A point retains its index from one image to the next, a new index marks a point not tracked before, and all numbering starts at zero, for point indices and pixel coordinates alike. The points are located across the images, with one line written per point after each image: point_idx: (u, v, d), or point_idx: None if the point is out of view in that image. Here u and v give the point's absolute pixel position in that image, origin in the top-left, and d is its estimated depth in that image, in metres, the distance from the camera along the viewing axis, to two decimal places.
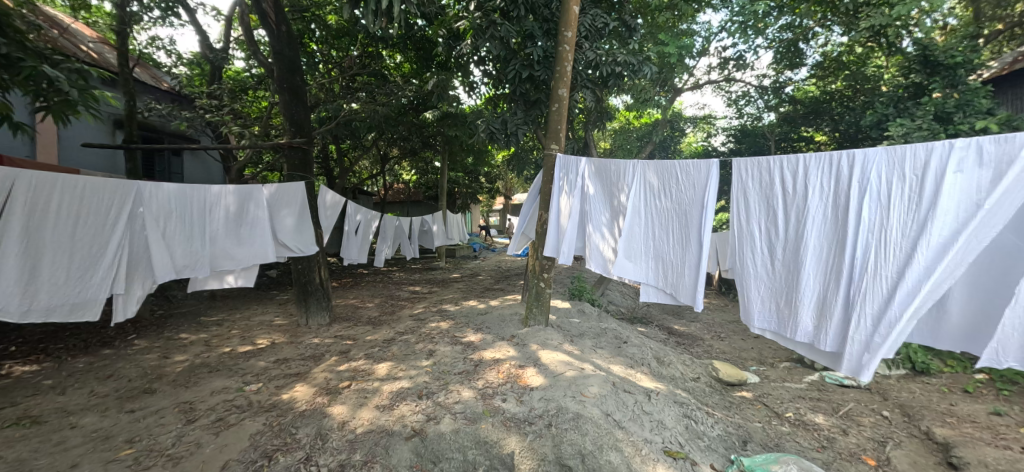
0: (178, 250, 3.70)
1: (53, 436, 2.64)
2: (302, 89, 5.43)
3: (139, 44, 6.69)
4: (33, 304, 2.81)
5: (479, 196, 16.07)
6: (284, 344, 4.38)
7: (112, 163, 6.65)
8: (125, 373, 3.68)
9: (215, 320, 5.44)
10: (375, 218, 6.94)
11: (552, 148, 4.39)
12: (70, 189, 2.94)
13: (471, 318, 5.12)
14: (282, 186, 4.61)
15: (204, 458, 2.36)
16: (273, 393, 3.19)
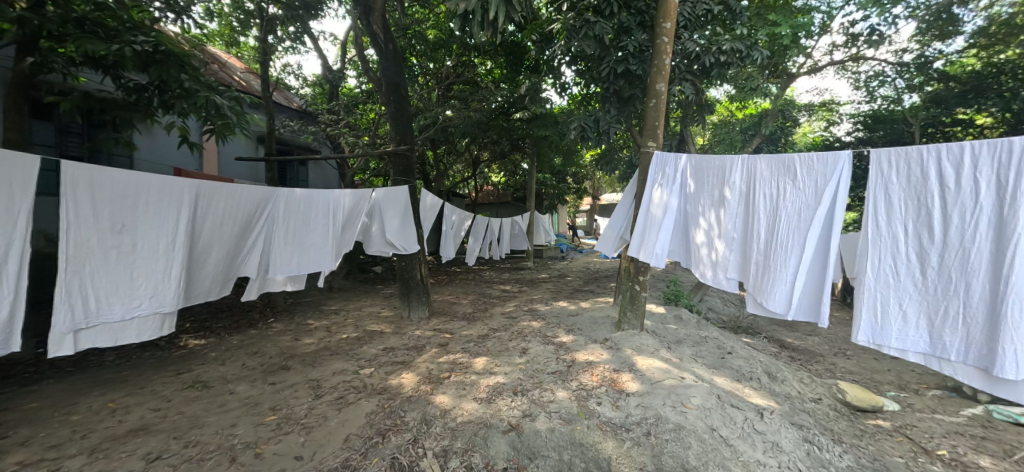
0: (304, 245, 4.26)
1: (218, 399, 3.19)
2: (406, 100, 5.90)
3: (276, 71, 7.82)
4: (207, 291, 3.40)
5: (567, 197, 16.00)
6: (390, 334, 4.79)
7: (256, 173, 7.86)
8: (267, 351, 4.32)
9: (334, 309, 6.14)
10: (468, 219, 7.25)
11: (649, 145, 4.21)
12: (230, 195, 3.49)
13: (561, 319, 5.11)
14: (389, 189, 5.01)
15: (330, 430, 2.67)
16: (383, 378, 3.51)
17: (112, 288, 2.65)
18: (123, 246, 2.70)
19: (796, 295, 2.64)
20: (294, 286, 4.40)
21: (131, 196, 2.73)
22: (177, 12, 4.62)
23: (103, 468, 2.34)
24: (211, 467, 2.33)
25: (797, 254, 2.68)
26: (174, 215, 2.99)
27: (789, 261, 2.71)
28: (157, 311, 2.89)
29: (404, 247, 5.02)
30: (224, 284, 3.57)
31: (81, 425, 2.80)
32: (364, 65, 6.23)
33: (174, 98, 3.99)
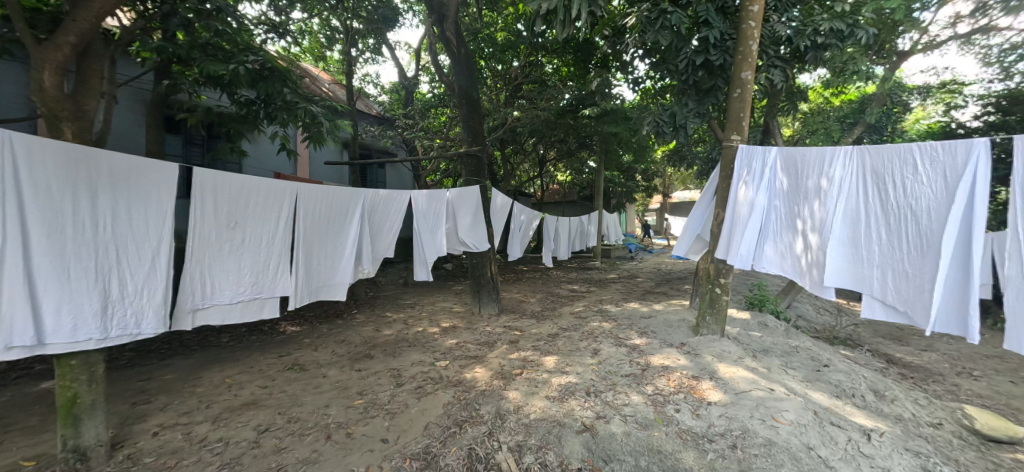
0: (382, 240, 4.51)
1: (312, 381, 3.51)
2: (477, 102, 6.07)
3: (359, 81, 8.43)
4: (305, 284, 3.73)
5: (635, 196, 15.47)
6: (462, 329, 4.96)
7: (341, 176, 8.53)
8: (352, 339, 4.68)
9: (410, 303, 6.50)
10: (536, 218, 7.28)
11: (733, 138, 3.97)
12: (324, 195, 3.80)
13: (633, 321, 4.95)
14: (462, 189, 5.21)
15: (411, 417, 2.83)
16: (458, 371, 3.64)
17: (224, 278, 3.00)
18: (236, 241, 3.06)
19: (937, 306, 2.33)
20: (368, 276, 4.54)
21: (243, 196, 3.08)
22: (279, 33, 5.17)
23: (224, 435, 2.68)
24: (310, 442, 2.57)
25: (933, 259, 2.38)
26: (276, 214, 3.34)
27: (923, 268, 2.42)
28: (256, 296, 3.23)
29: (478, 245, 5.26)
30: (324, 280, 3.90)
31: (205, 396, 3.24)
32: (437, 70, 6.50)
33: (278, 109, 4.48)
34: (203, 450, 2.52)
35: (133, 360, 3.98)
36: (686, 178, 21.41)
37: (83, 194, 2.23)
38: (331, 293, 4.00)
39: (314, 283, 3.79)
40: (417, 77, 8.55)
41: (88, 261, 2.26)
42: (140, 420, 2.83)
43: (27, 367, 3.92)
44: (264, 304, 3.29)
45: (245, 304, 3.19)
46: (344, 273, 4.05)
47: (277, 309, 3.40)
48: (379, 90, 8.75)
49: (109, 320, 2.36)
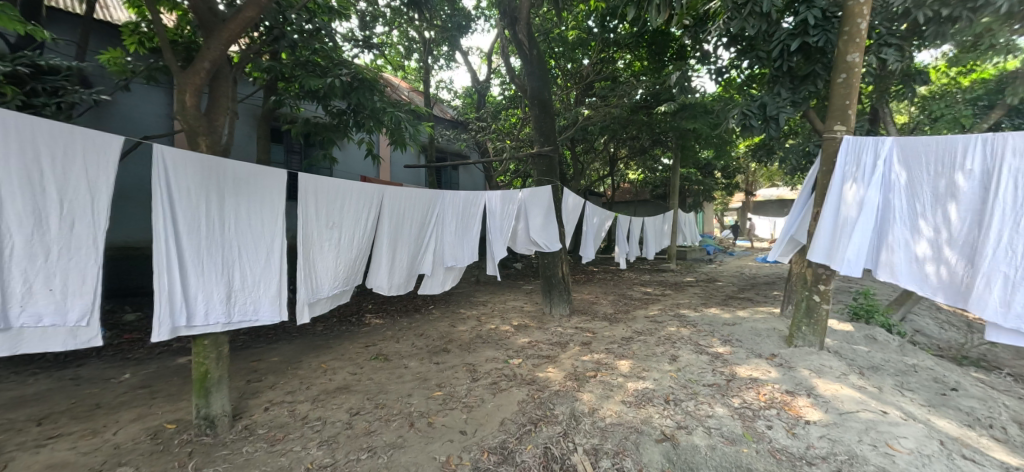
0: (464, 242, 4.70)
1: (396, 370, 3.76)
2: (550, 102, 6.08)
3: (434, 88, 8.84)
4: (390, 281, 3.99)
5: (714, 194, 14.50)
6: (534, 328, 5.01)
7: (418, 178, 9.02)
8: (430, 333, 4.94)
9: (482, 300, 6.69)
10: (608, 218, 7.12)
11: (836, 129, 3.59)
12: (407, 198, 4.01)
13: (715, 327, 4.65)
14: (534, 189, 5.22)
15: (488, 412, 2.92)
16: (531, 370, 3.68)
17: (324, 274, 3.29)
18: (334, 240, 3.36)
19: None
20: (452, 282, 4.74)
21: (337, 200, 3.35)
22: (366, 47, 5.59)
23: (322, 414, 2.96)
24: (395, 427, 2.75)
25: None
26: (366, 214, 3.63)
27: None
28: (344, 289, 3.52)
29: (550, 245, 5.23)
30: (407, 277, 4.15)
31: (306, 378, 3.61)
32: (509, 72, 6.60)
33: (367, 117, 4.85)
34: (305, 426, 2.80)
35: (247, 343, 4.55)
36: (774, 175, 19.60)
37: (214, 200, 2.59)
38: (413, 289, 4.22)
39: (397, 277, 4.04)
40: (489, 80, 8.77)
41: (217, 257, 2.62)
42: (254, 396, 3.23)
43: (168, 344, 4.66)
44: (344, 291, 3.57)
45: (337, 297, 3.49)
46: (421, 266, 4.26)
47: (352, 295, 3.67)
48: (453, 95, 9.12)
49: (233, 307, 2.71)
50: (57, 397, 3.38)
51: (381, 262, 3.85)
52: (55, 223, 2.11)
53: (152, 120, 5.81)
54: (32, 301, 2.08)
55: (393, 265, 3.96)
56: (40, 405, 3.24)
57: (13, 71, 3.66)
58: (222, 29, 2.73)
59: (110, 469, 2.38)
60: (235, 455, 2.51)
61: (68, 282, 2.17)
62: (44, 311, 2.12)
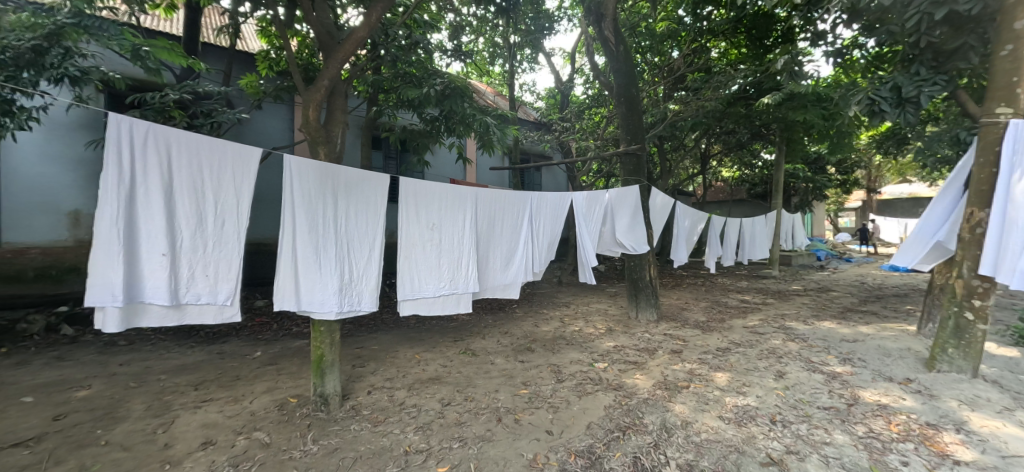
0: (551, 242, 4.70)
1: (483, 366, 3.90)
2: (637, 98, 5.86)
3: (519, 91, 9.02)
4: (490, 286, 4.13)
5: (827, 192, 12.85)
6: (620, 333, 4.87)
7: (503, 180, 9.27)
8: (514, 331, 5.04)
9: (565, 302, 6.66)
10: (700, 221, 6.69)
11: (1000, 113, 2.98)
12: (497, 200, 4.12)
13: (831, 343, 4.13)
14: (621, 190, 5.07)
15: (574, 414, 2.90)
16: (618, 375, 3.58)
17: (427, 275, 3.54)
18: (435, 242, 3.59)
19: None
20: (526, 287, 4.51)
21: (434, 203, 3.58)
22: (457, 56, 5.88)
23: (417, 402, 3.17)
24: (484, 421, 2.85)
25: None
26: (463, 218, 3.80)
27: None
28: (453, 293, 3.72)
29: (637, 246, 5.04)
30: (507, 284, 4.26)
31: (402, 367, 3.90)
32: (594, 70, 6.48)
33: (458, 122, 5.10)
34: (402, 412, 3.02)
35: (352, 331, 5.05)
36: (906, 167, 16.78)
37: (329, 202, 2.91)
38: (511, 293, 4.31)
39: (495, 281, 4.17)
40: (573, 80, 8.71)
41: (331, 252, 2.92)
42: (360, 380, 3.56)
43: (290, 328, 5.35)
44: (460, 299, 3.79)
45: (445, 299, 3.70)
46: (519, 272, 4.31)
47: (469, 304, 3.86)
48: (536, 97, 9.24)
49: (344, 298, 3.00)
50: (208, 367, 4.06)
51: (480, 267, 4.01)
52: (210, 220, 2.53)
53: (279, 133, 6.71)
54: (193, 283, 2.51)
55: (488, 269, 4.09)
56: (197, 372, 3.91)
57: (182, 98, 4.54)
58: (339, 51, 3.08)
59: (248, 433, 2.79)
60: (345, 431, 2.79)
61: (218, 270, 2.58)
62: (200, 292, 2.54)
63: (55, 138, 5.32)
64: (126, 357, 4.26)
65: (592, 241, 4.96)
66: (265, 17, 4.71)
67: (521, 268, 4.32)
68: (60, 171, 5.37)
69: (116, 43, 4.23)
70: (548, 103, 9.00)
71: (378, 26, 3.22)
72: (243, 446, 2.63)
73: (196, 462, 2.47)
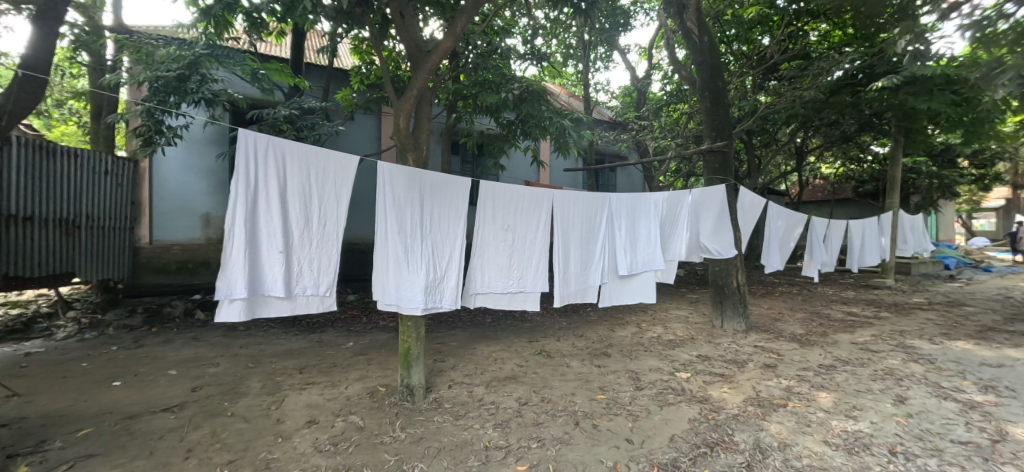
0: (637, 247, 4.49)
1: (559, 368, 3.90)
2: (723, 91, 5.49)
3: (593, 91, 8.89)
4: (571, 291, 4.03)
5: (958, 190, 11.02)
6: (703, 342, 4.59)
7: (576, 181, 9.21)
8: (589, 335, 4.97)
9: (641, 307, 6.44)
10: (797, 224, 6.10)
11: None
12: (576, 202, 4.06)
13: (968, 367, 3.53)
14: (705, 190, 4.77)
15: (655, 425, 2.78)
16: (703, 387, 3.38)
17: (497, 271, 3.63)
18: (508, 242, 3.66)
19: None
20: (648, 299, 4.60)
21: (509, 204, 3.66)
22: (533, 59, 5.94)
23: (495, 399, 3.26)
24: (562, 423, 2.85)
25: None
26: (537, 218, 3.82)
27: None
28: (520, 291, 3.74)
29: (725, 249, 4.77)
30: (585, 289, 4.14)
31: (480, 364, 4.02)
32: (674, 65, 6.19)
33: (535, 125, 5.17)
34: (482, 407, 3.12)
35: (433, 327, 5.33)
36: None
37: (416, 204, 3.09)
38: (589, 298, 4.17)
39: (574, 286, 4.06)
40: (650, 76, 8.39)
41: (418, 251, 3.09)
42: (441, 374, 3.74)
43: (377, 321, 5.78)
44: (525, 297, 3.80)
45: (511, 295, 3.74)
46: (596, 276, 4.18)
47: (536, 303, 3.84)
48: (610, 97, 9.09)
49: (429, 295, 3.15)
50: (310, 353, 4.52)
51: (562, 272, 3.95)
52: (315, 221, 2.82)
53: (368, 141, 7.28)
54: (302, 278, 2.82)
55: (565, 272, 3.97)
56: (301, 357, 4.38)
57: (290, 114, 5.16)
58: (426, 62, 3.27)
59: (345, 415, 3.06)
60: (429, 422, 2.95)
61: (321, 266, 2.87)
62: (307, 285, 2.84)
63: (194, 152, 6.28)
64: (245, 341, 4.89)
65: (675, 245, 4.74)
66: (359, 36, 5.16)
67: (601, 273, 4.20)
68: (195, 179, 6.33)
69: (240, 69, 5.11)
70: (624, 102, 8.76)
71: (462, 36, 3.36)
72: (341, 427, 2.90)
73: (303, 438, 2.77)
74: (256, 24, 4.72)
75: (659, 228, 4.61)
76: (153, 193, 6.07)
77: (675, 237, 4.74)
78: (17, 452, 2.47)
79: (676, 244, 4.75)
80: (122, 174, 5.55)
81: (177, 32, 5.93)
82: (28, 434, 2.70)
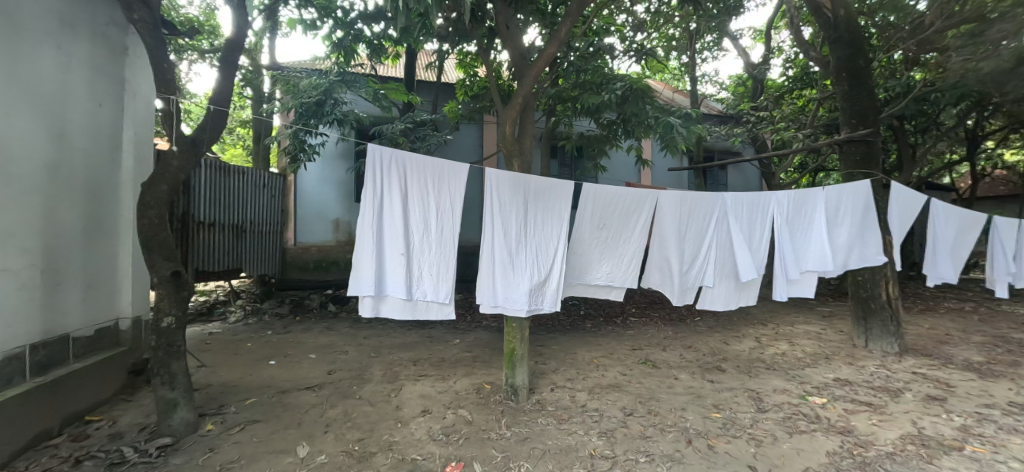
0: (752, 250, 4.01)
1: (666, 379, 3.69)
2: (866, 71, 4.70)
3: (699, 83, 8.28)
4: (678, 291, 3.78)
5: None
6: (842, 364, 3.98)
7: (682, 181, 8.67)
8: (699, 347, 4.63)
9: (761, 320, 5.81)
10: (974, 227, 5.01)
11: None
12: (683, 201, 3.81)
13: None
14: (846, 187, 4.09)
15: (784, 454, 2.48)
16: (843, 416, 2.94)
17: (587, 264, 3.58)
18: (601, 239, 3.58)
19: None
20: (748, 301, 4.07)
21: (610, 204, 3.58)
22: (634, 54, 5.71)
23: (599, 407, 3.19)
24: (672, 440, 2.69)
25: None
26: (636, 218, 3.67)
27: None
28: (608, 284, 3.62)
29: (869, 257, 4.11)
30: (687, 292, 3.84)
31: (582, 369, 3.98)
32: (800, 46, 5.47)
33: (639, 123, 4.97)
34: (585, 414, 3.09)
35: (533, 329, 5.42)
36: None
37: (520, 206, 3.18)
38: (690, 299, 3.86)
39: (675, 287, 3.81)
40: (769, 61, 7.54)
41: (522, 254, 3.17)
42: (543, 376, 3.79)
43: (480, 320, 6.06)
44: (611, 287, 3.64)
45: (596, 287, 3.65)
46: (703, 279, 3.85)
47: (621, 293, 3.68)
48: (719, 88, 8.44)
49: (532, 298, 3.20)
50: (422, 347, 4.91)
51: (654, 270, 3.86)
52: (434, 229, 3.07)
53: (472, 149, 7.69)
54: (422, 283, 3.06)
55: (652, 264, 3.86)
56: (414, 350, 4.77)
57: (405, 128, 5.68)
58: (531, 70, 3.35)
59: (454, 408, 3.26)
60: (533, 423, 3.00)
61: (441, 272, 3.08)
62: (427, 290, 3.07)
63: (328, 165, 7.24)
64: (369, 333, 5.49)
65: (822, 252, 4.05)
66: (465, 50, 5.48)
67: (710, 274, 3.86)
68: (330, 190, 7.29)
69: (364, 91, 5.74)
70: (736, 93, 8.02)
71: (566, 41, 3.39)
72: (452, 419, 3.09)
73: (419, 426, 3.01)
74: (375, 49, 5.27)
75: (785, 233, 4.04)
76: (297, 203, 7.15)
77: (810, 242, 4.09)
78: (207, 412, 3.08)
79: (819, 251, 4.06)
80: (274, 187, 6.62)
81: (315, 64, 6.91)
82: (213, 398, 3.36)
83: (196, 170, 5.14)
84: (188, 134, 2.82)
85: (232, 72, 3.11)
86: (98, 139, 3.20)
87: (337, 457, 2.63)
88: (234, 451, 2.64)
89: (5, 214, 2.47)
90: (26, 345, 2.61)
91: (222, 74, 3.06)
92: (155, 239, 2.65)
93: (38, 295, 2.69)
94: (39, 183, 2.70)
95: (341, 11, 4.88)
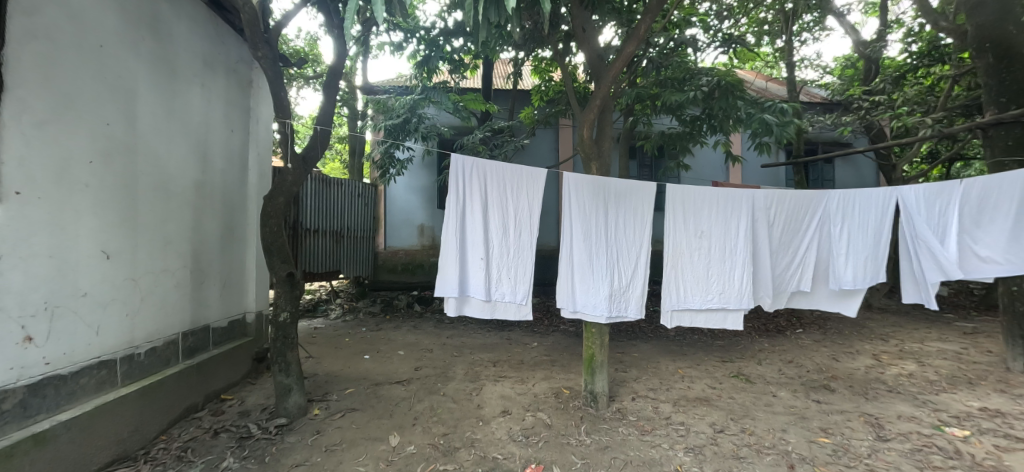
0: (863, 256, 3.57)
1: (762, 396, 3.39)
2: (1019, 37, 3.91)
3: (798, 68, 7.46)
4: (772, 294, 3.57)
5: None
6: (991, 392, 3.34)
7: (778, 179, 7.92)
8: (803, 362, 4.18)
9: (880, 336, 5.08)
10: None
11: None
12: (779, 199, 3.55)
13: None
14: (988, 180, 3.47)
15: None
16: (992, 454, 2.47)
17: (699, 285, 3.35)
18: (702, 251, 3.37)
19: None
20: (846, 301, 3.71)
21: (706, 207, 3.39)
22: (720, 44, 5.30)
23: (685, 420, 3.03)
24: (770, 463, 2.48)
25: None
26: (737, 224, 3.41)
27: None
28: (722, 308, 3.37)
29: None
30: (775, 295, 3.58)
31: (665, 379, 3.80)
32: (927, 15, 4.70)
33: (730, 116, 4.66)
34: (669, 427, 2.95)
35: (613, 335, 5.28)
36: None
37: (602, 211, 3.14)
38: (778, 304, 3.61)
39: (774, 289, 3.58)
40: (886, 36, 6.58)
41: (602, 258, 3.13)
42: (624, 384, 3.68)
43: (558, 325, 6.04)
44: (726, 316, 3.40)
45: (710, 313, 3.41)
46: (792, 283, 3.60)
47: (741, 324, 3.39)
48: (823, 72, 7.59)
49: (614, 304, 3.14)
50: (501, 349, 5.04)
51: (766, 279, 3.51)
52: (513, 234, 3.14)
53: (548, 153, 7.72)
54: (501, 284, 3.14)
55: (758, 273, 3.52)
56: (494, 352, 4.91)
57: (483, 137, 5.87)
58: (609, 73, 3.30)
59: (533, 411, 3.30)
60: (613, 431, 2.94)
61: (518, 274, 3.15)
62: (506, 291, 3.14)
63: (413, 175, 7.75)
64: (451, 332, 5.78)
65: (931, 262, 3.63)
66: (539, 56, 5.55)
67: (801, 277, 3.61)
68: (414, 197, 7.76)
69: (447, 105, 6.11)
70: (844, 75, 7.10)
71: (646, 39, 3.29)
72: (531, 421, 3.14)
73: (500, 426, 3.10)
74: (455, 64, 5.56)
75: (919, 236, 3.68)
76: (387, 210, 7.72)
77: (926, 247, 3.65)
78: (315, 398, 3.46)
79: (943, 259, 3.55)
80: (368, 195, 7.28)
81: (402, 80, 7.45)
82: (320, 385, 3.78)
83: (304, 185, 5.84)
84: (299, 152, 3.19)
85: (333, 94, 3.47)
86: (232, 160, 3.76)
87: (424, 449, 2.81)
88: (337, 435, 2.94)
89: (167, 224, 3.02)
90: (179, 332, 3.15)
91: (325, 99, 3.43)
92: (274, 244, 3.04)
93: (188, 291, 3.24)
94: (189, 198, 3.25)
95: (423, 30, 5.23)
